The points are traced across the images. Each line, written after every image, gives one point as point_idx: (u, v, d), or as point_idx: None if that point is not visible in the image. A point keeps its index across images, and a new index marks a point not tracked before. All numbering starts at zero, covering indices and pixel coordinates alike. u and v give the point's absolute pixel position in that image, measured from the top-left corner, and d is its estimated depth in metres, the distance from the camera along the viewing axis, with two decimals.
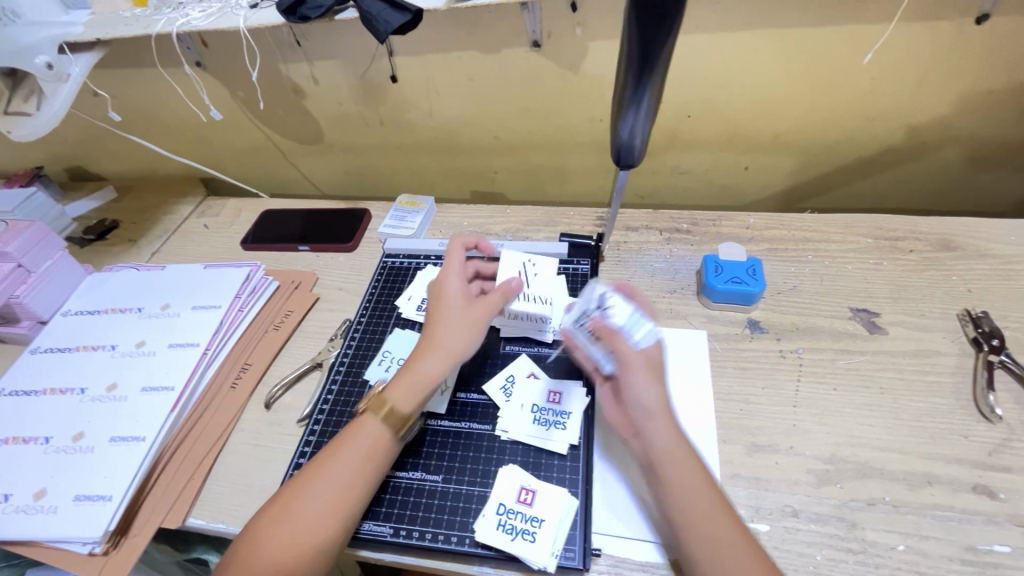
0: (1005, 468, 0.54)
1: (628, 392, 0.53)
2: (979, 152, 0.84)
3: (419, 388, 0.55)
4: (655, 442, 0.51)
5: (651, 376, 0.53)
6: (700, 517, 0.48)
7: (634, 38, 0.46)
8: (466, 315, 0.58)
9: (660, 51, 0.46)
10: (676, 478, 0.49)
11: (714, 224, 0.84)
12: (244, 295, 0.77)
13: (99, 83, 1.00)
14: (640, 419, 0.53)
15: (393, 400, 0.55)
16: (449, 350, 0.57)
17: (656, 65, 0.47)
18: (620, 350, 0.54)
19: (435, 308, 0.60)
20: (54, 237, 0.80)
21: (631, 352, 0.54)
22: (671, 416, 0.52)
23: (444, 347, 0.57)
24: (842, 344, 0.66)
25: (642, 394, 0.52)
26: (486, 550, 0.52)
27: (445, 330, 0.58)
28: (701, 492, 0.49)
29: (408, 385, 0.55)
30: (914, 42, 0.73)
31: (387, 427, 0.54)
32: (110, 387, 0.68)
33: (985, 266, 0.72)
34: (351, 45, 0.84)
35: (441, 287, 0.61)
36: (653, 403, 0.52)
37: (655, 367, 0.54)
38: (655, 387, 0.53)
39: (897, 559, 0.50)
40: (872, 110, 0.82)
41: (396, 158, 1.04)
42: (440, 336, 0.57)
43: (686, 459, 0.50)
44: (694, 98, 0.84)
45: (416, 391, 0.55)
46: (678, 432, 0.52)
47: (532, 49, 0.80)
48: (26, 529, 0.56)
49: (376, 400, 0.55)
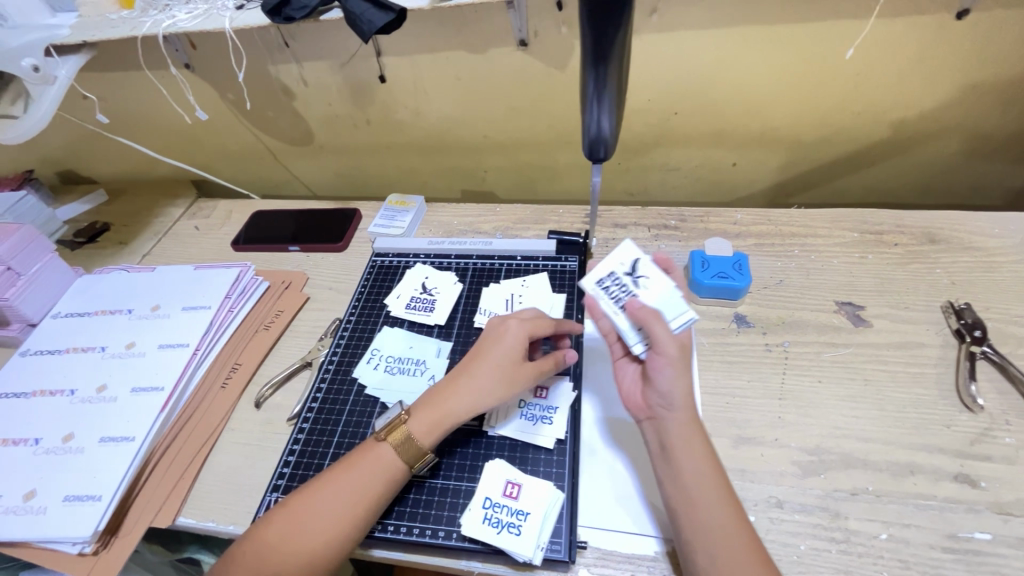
0: (986, 457, 0.55)
1: (656, 378, 0.52)
2: (963, 146, 0.85)
3: (444, 427, 0.55)
4: (673, 429, 0.51)
5: (681, 365, 0.52)
6: (707, 508, 0.48)
7: (586, 34, 0.46)
8: (511, 372, 0.56)
9: (612, 46, 0.47)
10: (691, 467, 0.50)
11: (702, 220, 0.84)
12: (234, 295, 0.77)
13: (88, 85, 1.00)
14: (662, 405, 0.52)
15: (412, 431, 0.54)
16: (477, 398, 0.55)
17: (611, 58, 0.48)
18: (657, 335, 0.51)
19: (483, 350, 0.58)
20: (43, 240, 0.80)
21: (668, 339, 0.52)
22: (692, 411, 0.52)
23: (473, 397, 0.55)
24: (826, 337, 0.67)
25: (669, 381, 0.52)
26: (473, 544, 0.52)
27: (486, 378, 0.56)
28: (712, 487, 0.49)
29: (432, 421, 0.55)
30: (895, 37, 0.73)
31: (401, 459, 0.53)
32: (99, 388, 0.68)
33: (968, 259, 0.73)
34: (339, 45, 0.85)
35: (504, 341, 0.58)
36: (678, 392, 0.51)
37: (686, 357, 0.53)
38: (683, 377, 0.52)
39: (879, 547, 0.51)
40: (856, 106, 0.82)
41: (387, 158, 1.04)
42: (474, 382, 0.56)
43: (700, 449, 0.51)
44: (680, 95, 0.85)
45: (435, 432, 0.55)
46: (695, 427, 0.52)
47: (519, 48, 0.81)
48: (15, 530, 0.57)
49: (396, 432, 0.54)
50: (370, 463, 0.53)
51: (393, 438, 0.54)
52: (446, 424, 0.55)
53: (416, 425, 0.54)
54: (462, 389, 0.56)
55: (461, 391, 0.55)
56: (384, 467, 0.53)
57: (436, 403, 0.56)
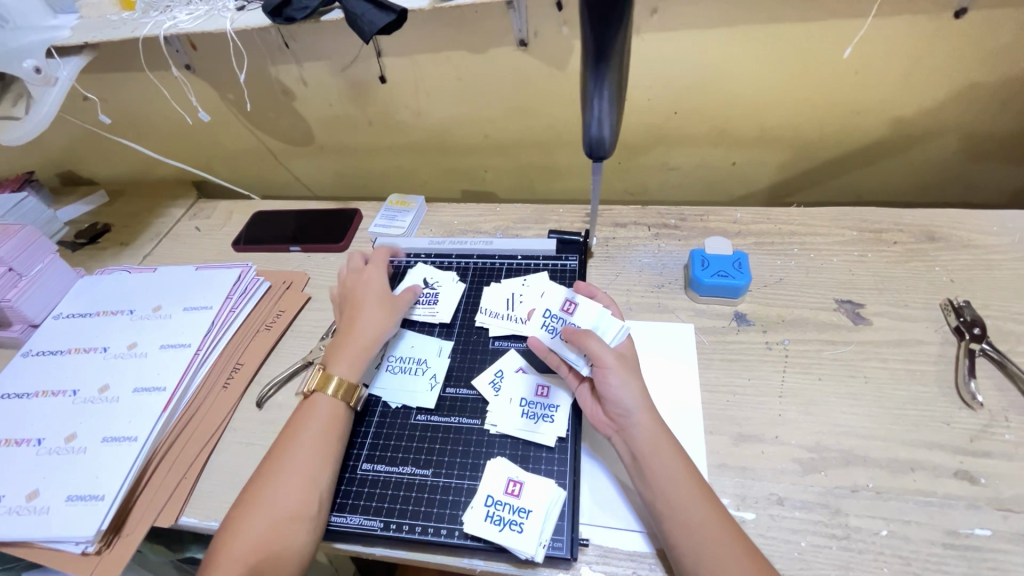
0: (986, 453, 0.55)
1: (606, 390, 0.54)
2: (961, 145, 0.86)
3: (354, 363, 0.62)
4: (641, 435, 0.52)
5: (626, 373, 0.55)
6: (685, 506, 0.48)
7: (586, 31, 0.46)
8: (393, 307, 0.67)
9: (614, 37, 0.46)
10: (663, 469, 0.50)
11: (702, 219, 0.85)
12: (235, 295, 0.78)
13: (89, 86, 1.00)
14: (621, 415, 0.54)
15: (337, 373, 0.61)
16: (375, 332, 0.64)
17: (612, 55, 0.48)
18: (594, 350, 0.55)
19: (355, 301, 0.68)
20: (45, 241, 0.81)
21: (605, 351, 0.55)
22: (652, 411, 0.54)
23: (369, 330, 0.64)
24: (826, 335, 0.67)
25: (620, 391, 0.54)
26: (475, 542, 0.53)
27: (371, 313, 0.66)
28: (687, 485, 0.50)
29: (349, 363, 0.62)
30: (893, 36, 0.74)
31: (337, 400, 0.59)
32: (101, 388, 0.68)
33: (967, 256, 0.73)
34: (339, 46, 0.85)
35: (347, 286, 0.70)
36: (633, 398, 0.54)
37: (628, 365, 0.56)
38: (633, 382, 0.55)
39: (880, 544, 0.51)
40: (855, 105, 0.83)
41: (387, 158, 1.04)
42: (367, 320, 0.65)
43: (668, 449, 0.52)
44: (680, 95, 0.85)
45: (350, 365, 0.62)
46: (659, 427, 0.53)
47: (519, 48, 0.81)
48: (18, 530, 0.57)
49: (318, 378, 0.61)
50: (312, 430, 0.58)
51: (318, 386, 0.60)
52: (358, 357, 0.63)
53: (335, 364, 0.62)
54: (358, 329, 0.65)
55: (362, 329, 0.64)
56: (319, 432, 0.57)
57: (344, 344, 0.63)
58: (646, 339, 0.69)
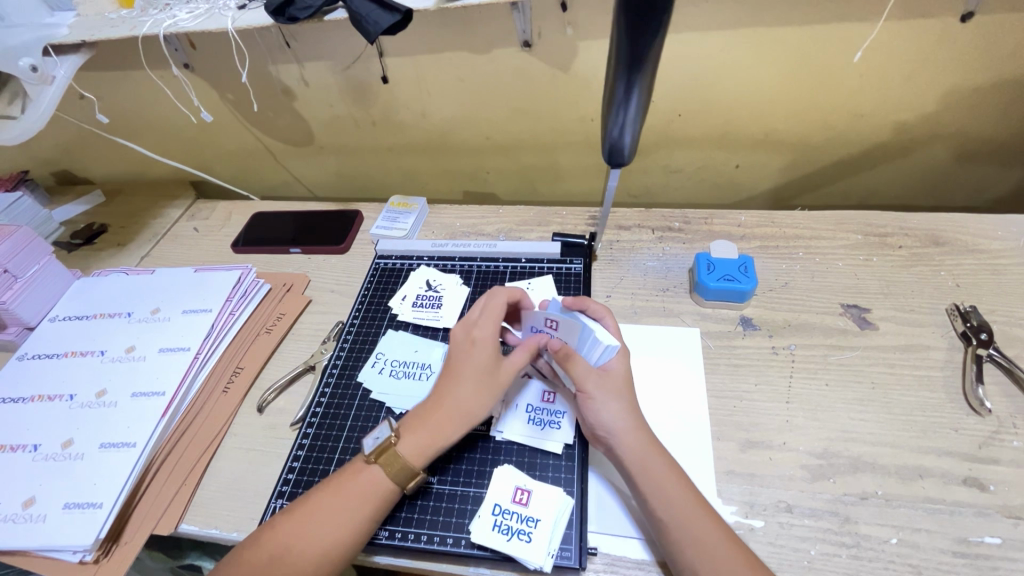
0: (995, 460, 0.55)
1: (589, 415, 0.54)
2: (965, 149, 0.85)
3: (432, 450, 0.54)
4: (626, 456, 0.52)
5: (609, 396, 0.54)
6: (675, 525, 0.48)
7: (623, 35, 0.45)
8: (489, 380, 0.56)
9: (649, 46, 0.46)
10: (650, 489, 0.50)
11: (706, 222, 0.84)
12: (235, 298, 0.77)
13: (86, 85, 0.99)
14: (605, 438, 0.54)
15: (403, 453, 0.53)
16: (465, 412, 0.55)
17: (645, 64, 0.47)
18: (576, 376, 0.55)
19: (458, 365, 0.57)
20: (41, 242, 0.79)
21: (586, 377, 0.55)
22: (639, 426, 0.53)
23: (456, 409, 0.55)
24: (832, 339, 0.67)
25: (602, 415, 0.54)
26: (482, 552, 0.52)
27: (462, 389, 0.55)
28: (680, 500, 0.49)
29: (420, 444, 0.53)
30: (900, 39, 0.73)
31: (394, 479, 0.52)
32: (99, 393, 0.67)
33: (973, 261, 0.73)
34: (341, 46, 0.84)
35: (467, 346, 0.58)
36: (615, 421, 0.53)
37: (613, 385, 0.55)
38: (615, 403, 0.54)
39: (889, 552, 0.50)
40: (860, 108, 0.82)
41: (387, 159, 1.03)
42: (456, 397, 0.55)
43: (660, 469, 0.51)
44: (685, 97, 0.84)
45: (428, 451, 0.54)
46: (649, 441, 0.53)
47: (523, 50, 0.80)
48: (13, 538, 0.56)
49: (386, 454, 0.53)
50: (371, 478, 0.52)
51: (384, 461, 0.53)
52: (438, 441, 0.54)
53: (406, 443, 0.53)
54: (445, 407, 0.55)
55: (449, 409, 0.55)
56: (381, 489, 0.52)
57: (424, 420, 0.55)
58: (651, 343, 0.69)
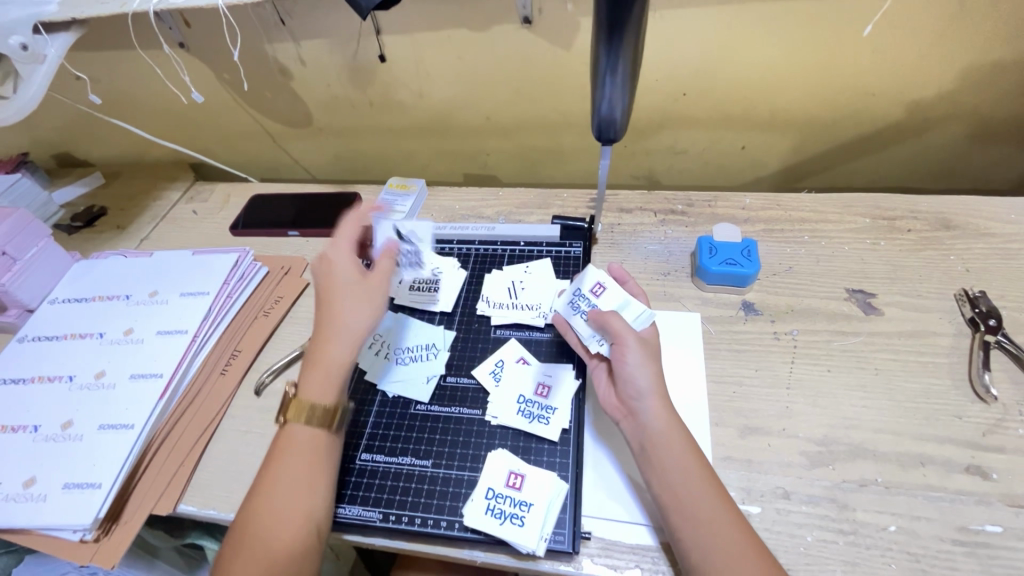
0: (999, 449, 0.54)
1: (623, 369, 0.54)
2: (980, 129, 0.83)
3: (334, 374, 0.56)
4: (652, 424, 0.51)
5: (645, 355, 0.54)
6: (696, 500, 0.47)
7: (601, 3, 0.44)
8: (360, 291, 0.58)
9: (631, 12, 0.44)
10: (671, 462, 0.49)
11: (710, 205, 0.82)
12: (232, 282, 0.76)
13: (81, 65, 0.97)
14: (635, 397, 0.53)
15: (308, 398, 0.55)
16: (357, 331, 0.57)
17: (626, 33, 0.46)
18: (616, 328, 0.55)
19: (325, 289, 0.59)
20: (38, 224, 0.79)
21: (627, 331, 0.55)
22: (663, 397, 0.53)
23: (347, 325, 0.57)
24: (836, 325, 0.66)
25: (635, 373, 0.53)
26: (476, 535, 0.52)
27: (349, 306, 0.57)
28: (695, 478, 0.49)
29: (320, 377, 0.55)
30: (915, 14, 0.70)
31: (314, 425, 0.54)
32: (98, 374, 0.67)
33: (984, 245, 0.71)
34: (336, 23, 0.82)
35: (328, 265, 0.60)
36: (647, 382, 0.53)
37: (649, 350, 0.56)
38: (650, 365, 0.54)
39: (887, 539, 0.50)
40: (872, 87, 0.80)
41: (386, 140, 1.02)
42: (340, 313, 0.57)
43: (680, 442, 0.50)
44: (690, 77, 0.82)
45: (331, 379, 0.56)
46: (670, 414, 0.52)
47: (523, 26, 0.78)
48: (16, 517, 0.56)
49: (292, 405, 0.55)
50: (290, 446, 0.53)
51: (292, 412, 0.54)
52: (337, 371, 0.56)
53: (309, 389, 0.55)
54: (332, 327, 0.57)
55: (336, 324, 0.57)
56: (307, 443, 0.53)
57: (318, 358, 0.56)
58: None
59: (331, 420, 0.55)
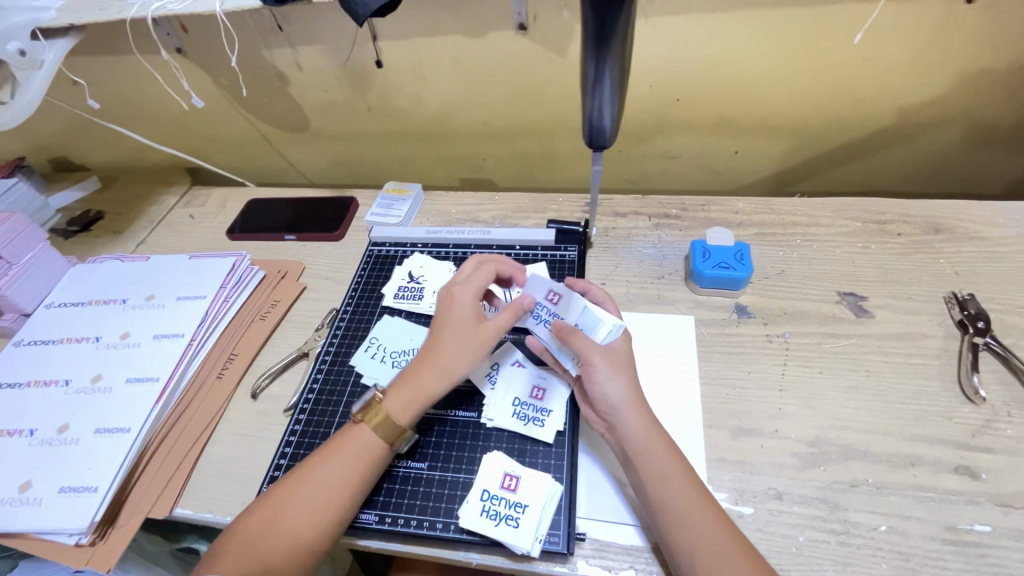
0: (988, 449, 0.55)
1: (592, 387, 0.54)
2: (968, 135, 0.84)
3: (418, 401, 0.56)
4: (632, 434, 0.52)
5: (614, 370, 0.55)
6: (678, 506, 0.48)
7: (588, 15, 0.45)
8: (470, 338, 0.57)
9: (616, 26, 0.45)
10: (653, 469, 0.50)
11: (703, 209, 0.83)
12: (229, 286, 0.76)
13: (79, 70, 0.98)
14: (609, 413, 0.54)
15: (388, 411, 0.55)
16: (447, 367, 0.56)
17: (612, 46, 0.47)
18: (580, 349, 0.55)
19: (442, 322, 0.59)
20: (35, 228, 0.79)
21: (592, 348, 0.55)
22: (642, 405, 0.53)
23: (443, 368, 0.56)
24: (828, 327, 0.66)
25: (606, 388, 0.54)
26: (471, 536, 0.52)
27: (446, 350, 0.57)
28: (679, 483, 0.49)
29: (406, 400, 0.55)
30: (903, 21, 0.72)
31: (380, 437, 0.54)
32: (94, 378, 0.68)
33: (973, 248, 0.72)
34: (333, 29, 0.83)
35: (452, 306, 0.59)
36: (620, 396, 0.53)
37: (618, 363, 0.55)
38: (621, 378, 0.54)
39: (878, 539, 0.51)
40: (862, 93, 0.81)
41: (382, 144, 1.03)
42: (445, 353, 0.57)
43: (662, 449, 0.51)
44: (683, 82, 0.83)
45: (414, 405, 0.55)
46: (652, 422, 0.53)
47: (518, 33, 0.79)
48: (11, 521, 0.56)
49: (372, 410, 0.55)
50: (354, 445, 0.54)
51: (369, 417, 0.55)
52: (421, 394, 0.56)
53: (392, 403, 0.55)
54: (429, 364, 0.57)
55: (430, 365, 0.57)
56: (371, 445, 0.54)
57: (408, 379, 0.57)
58: (645, 331, 0.68)
59: (397, 441, 0.55)
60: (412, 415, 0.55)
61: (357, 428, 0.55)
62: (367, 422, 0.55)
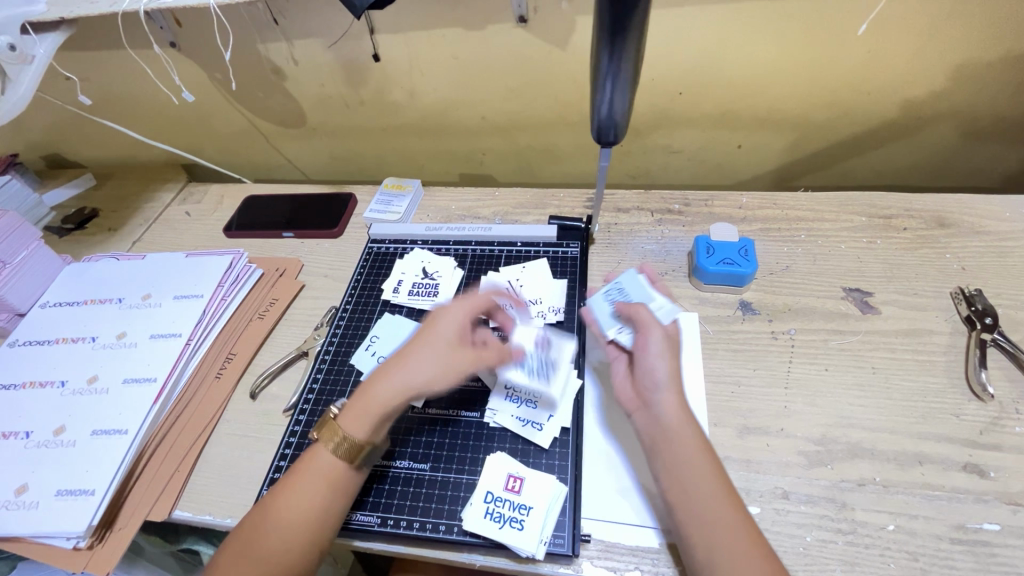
0: (996, 446, 0.54)
1: (640, 364, 0.54)
2: (975, 128, 0.83)
3: (371, 418, 0.52)
4: (665, 421, 0.51)
5: (662, 349, 0.54)
6: (703, 498, 0.47)
7: (604, 7, 0.43)
8: (449, 359, 0.54)
9: (631, 19, 0.44)
10: (683, 460, 0.49)
11: (706, 203, 0.82)
12: (226, 284, 0.75)
13: (71, 66, 0.96)
14: (646, 395, 0.53)
15: (343, 426, 0.52)
16: (409, 383, 0.53)
17: (628, 39, 0.45)
18: (641, 325, 0.55)
19: (422, 334, 0.56)
20: (29, 226, 0.78)
21: (651, 325, 0.55)
22: (679, 392, 0.52)
23: (402, 382, 0.53)
24: (833, 324, 0.66)
25: (653, 364, 0.53)
26: (475, 539, 0.52)
27: (418, 361, 0.54)
28: (703, 474, 0.48)
29: (360, 414, 0.52)
30: (911, 12, 0.70)
31: (337, 455, 0.51)
32: (90, 379, 0.67)
33: (979, 243, 0.71)
34: (330, 21, 0.81)
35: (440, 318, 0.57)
36: (661, 380, 0.52)
37: (671, 345, 0.55)
38: (666, 361, 0.53)
39: (886, 538, 0.50)
40: (868, 85, 0.80)
41: (382, 140, 1.01)
42: (404, 368, 0.54)
43: (689, 440, 0.50)
44: (685, 75, 0.82)
45: (366, 423, 0.52)
46: (686, 410, 0.52)
47: (518, 25, 0.77)
48: (6, 525, 0.56)
49: (328, 429, 0.52)
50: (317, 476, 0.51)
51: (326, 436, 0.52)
52: (377, 415, 0.52)
53: (349, 417, 0.52)
54: (386, 378, 0.53)
55: (395, 381, 0.53)
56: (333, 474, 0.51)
57: (366, 390, 0.54)
58: None
59: (357, 458, 0.52)
60: (371, 436, 0.52)
61: (314, 452, 0.52)
62: (324, 440, 0.52)
